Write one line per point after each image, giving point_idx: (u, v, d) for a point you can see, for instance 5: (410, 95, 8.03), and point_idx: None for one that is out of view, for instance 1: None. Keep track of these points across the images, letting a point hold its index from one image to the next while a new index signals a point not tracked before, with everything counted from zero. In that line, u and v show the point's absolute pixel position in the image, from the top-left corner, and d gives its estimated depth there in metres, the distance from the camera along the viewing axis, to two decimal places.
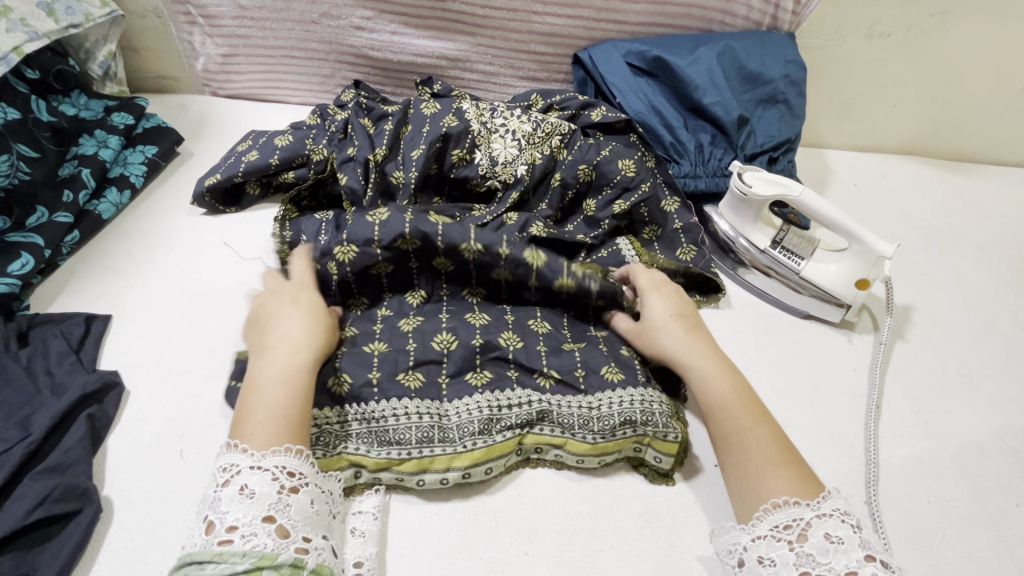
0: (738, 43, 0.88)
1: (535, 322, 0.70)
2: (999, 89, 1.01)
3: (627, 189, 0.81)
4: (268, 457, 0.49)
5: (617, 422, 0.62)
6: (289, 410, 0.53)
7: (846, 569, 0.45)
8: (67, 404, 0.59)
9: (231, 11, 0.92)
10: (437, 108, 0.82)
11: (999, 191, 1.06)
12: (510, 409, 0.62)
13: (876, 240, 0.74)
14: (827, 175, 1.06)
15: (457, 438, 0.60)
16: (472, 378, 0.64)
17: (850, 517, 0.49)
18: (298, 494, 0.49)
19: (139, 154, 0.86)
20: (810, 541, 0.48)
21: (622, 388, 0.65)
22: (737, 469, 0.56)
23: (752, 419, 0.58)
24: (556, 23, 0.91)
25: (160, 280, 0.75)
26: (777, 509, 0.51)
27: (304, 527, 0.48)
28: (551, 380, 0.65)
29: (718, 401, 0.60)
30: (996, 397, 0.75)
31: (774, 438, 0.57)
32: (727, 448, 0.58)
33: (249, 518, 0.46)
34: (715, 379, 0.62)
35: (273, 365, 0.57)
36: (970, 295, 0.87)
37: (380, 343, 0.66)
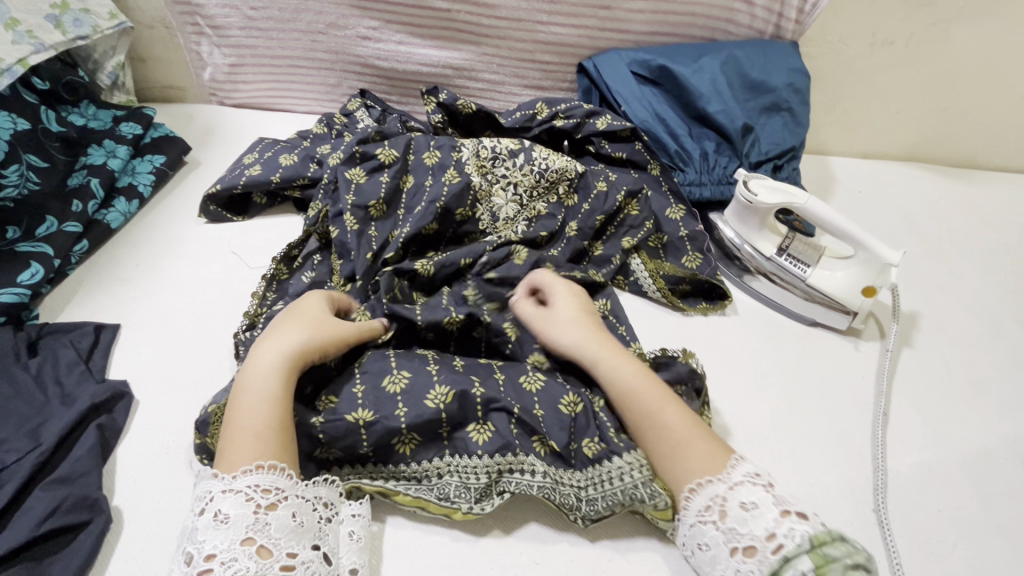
0: (741, 51, 0.89)
1: (528, 380, 0.64)
2: (1001, 96, 1.01)
3: (632, 228, 0.81)
4: (238, 478, 0.50)
5: (604, 505, 0.57)
6: (259, 424, 0.53)
7: (766, 531, 0.49)
8: (77, 415, 0.59)
9: (239, 21, 0.93)
10: (439, 157, 0.78)
11: (1002, 197, 1.06)
12: (512, 474, 0.59)
13: (881, 247, 0.74)
14: (831, 182, 1.06)
15: (455, 494, 0.58)
16: (473, 434, 0.60)
17: (757, 478, 0.53)
18: (277, 509, 0.49)
19: (147, 164, 0.86)
20: (730, 516, 0.51)
21: (600, 463, 0.60)
22: (660, 459, 0.58)
23: (658, 403, 0.59)
24: (561, 32, 0.92)
25: (168, 289, 0.75)
26: (699, 492, 0.54)
27: (288, 542, 0.48)
28: (548, 448, 0.61)
29: (622, 385, 0.61)
30: (1003, 403, 0.75)
31: (683, 410, 0.59)
32: (645, 437, 0.59)
33: (226, 544, 0.46)
34: (622, 366, 0.62)
35: (256, 379, 0.56)
36: (976, 301, 0.87)
37: (365, 411, 0.59)
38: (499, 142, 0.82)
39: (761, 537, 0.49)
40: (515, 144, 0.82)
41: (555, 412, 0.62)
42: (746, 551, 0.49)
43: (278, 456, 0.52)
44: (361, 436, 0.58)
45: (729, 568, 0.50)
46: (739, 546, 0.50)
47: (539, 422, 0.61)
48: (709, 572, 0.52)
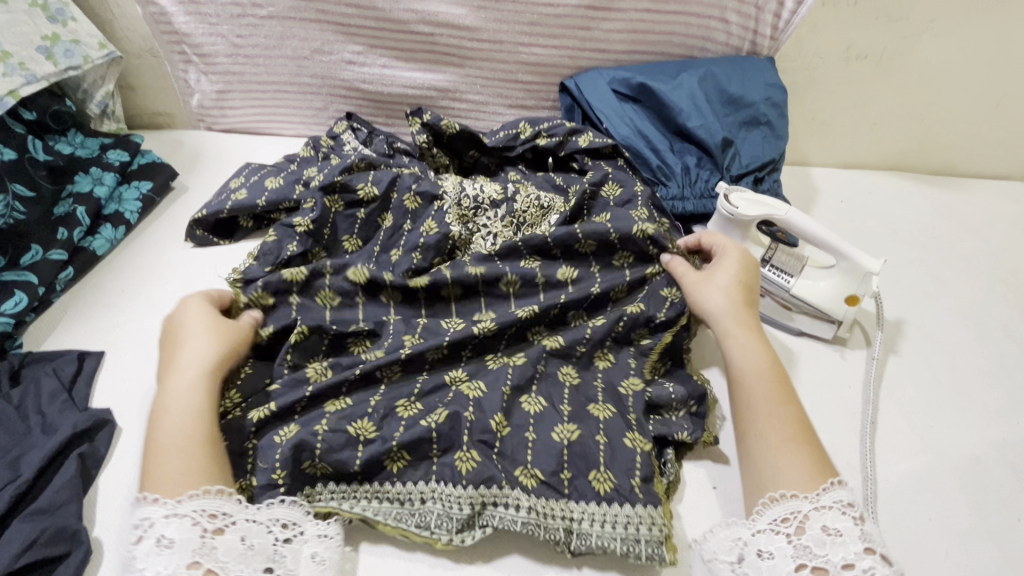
0: (719, 68, 0.91)
1: (529, 402, 0.65)
2: (977, 104, 1.03)
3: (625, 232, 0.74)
4: (183, 504, 0.51)
5: (594, 547, 0.57)
6: (188, 440, 0.56)
7: (844, 561, 0.50)
8: (57, 445, 0.59)
9: (225, 49, 0.94)
10: (418, 203, 0.79)
11: (982, 204, 1.08)
12: (495, 508, 0.59)
13: (861, 256, 0.75)
14: (813, 192, 1.08)
15: (435, 525, 0.58)
16: (456, 463, 0.60)
17: (849, 508, 0.52)
18: (224, 534, 0.51)
19: (134, 191, 0.87)
20: (808, 533, 0.52)
21: (608, 503, 0.59)
22: (761, 438, 0.60)
23: (783, 397, 0.63)
24: (542, 53, 0.94)
25: (153, 314, 0.75)
26: (777, 503, 0.55)
27: (235, 565, 0.50)
28: (536, 480, 0.60)
29: (749, 371, 0.64)
30: (992, 408, 0.75)
31: (799, 418, 0.61)
32: (755, 415, 0.62)
33: (170, 569, 0.48)
34: (754, 351, 0.66)
35: (180, 394, 0.58)
36: (960, 307, 0.89)
37: (366, 424, 0.61)
38: (482, 191, 0.83)
39: (836, 563, 0.50)
40: (499, 194, 0.83)
41: (548, 438, 0.62)
42: (815, 569, 0.50)
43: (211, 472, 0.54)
44: (354, 450, 0.60)
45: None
46: (810, 563, 0.51)
47: (524, 454, 0.61)
48: None
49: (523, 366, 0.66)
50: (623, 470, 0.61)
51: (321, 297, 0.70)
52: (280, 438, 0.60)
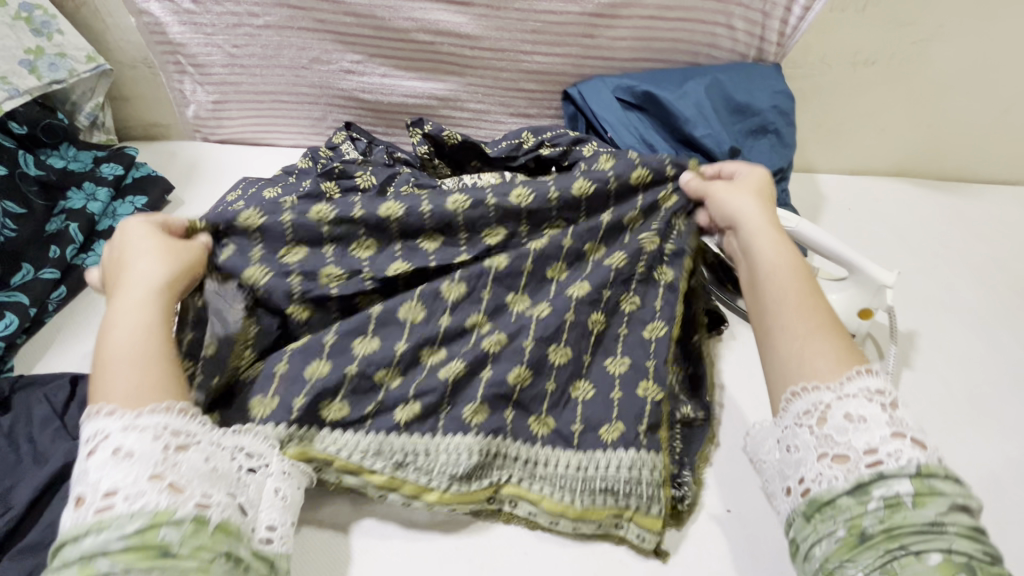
0: (725, 76, 0.89)
1: (557, 352, 0.66)
2: (985, 110, 1.02)
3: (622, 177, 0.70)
4: (142, 416, 0.47)
5: (597, 488, 0.62)
6: (141, 353, 0.51)
7: (869, 445, 0.48)
8: (49, 476, 0.56)
9: (221, 59, 0.92)
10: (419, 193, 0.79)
11: (990, 211, 1.07)
12: (501, 459, 0.63)
13: (875, 269, 0.73)
14: (820, 200, 1.06)
15: (434, 474, 0.60)
16: (469, 416, 0.62)
17: (877, 395, 0.50)
18: (188, 452, 0.47)
19: (128, 206, 0.84)
20: (830, 423, 0.50)
21: (615, 449, 0.63)
22: (785, 331, 0.57)
23: (809, 287, 0.59)
24: (544, 61, 0.92)
25: None
26: (805, 395, 0.52)
27: (201, 484, 0.46)
28: (546, 428, 0.65)
29: (770, 261, 0.61)
30: (1006, 423, 0.74)
31: (828, 309, 0.57)
32: (779, 308, 0.58)
33: (130, 479, 0.43)
34: (779, 246, 0.62)
35: (129, 311, 0.53)
36: (969, 318, 0.88)
37: (393, 372, 0.63)
38: (481, 178, 0.86)
39: (860, 448, 0.48)
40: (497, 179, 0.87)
41: (566, 393, 0.66)
42: (836, 458, 0.49)
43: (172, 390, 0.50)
44: (375, 395, 0.62)
45: (813, 471, 0.50)
46: (831, 453, 0.49)
47: (541, 406, 0.65)
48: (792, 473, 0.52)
49: (548, 316, 0.66)
50: (632, 415, 0.65)
51: (314, 218, 0.65)
52: (308, 373, 0.61)
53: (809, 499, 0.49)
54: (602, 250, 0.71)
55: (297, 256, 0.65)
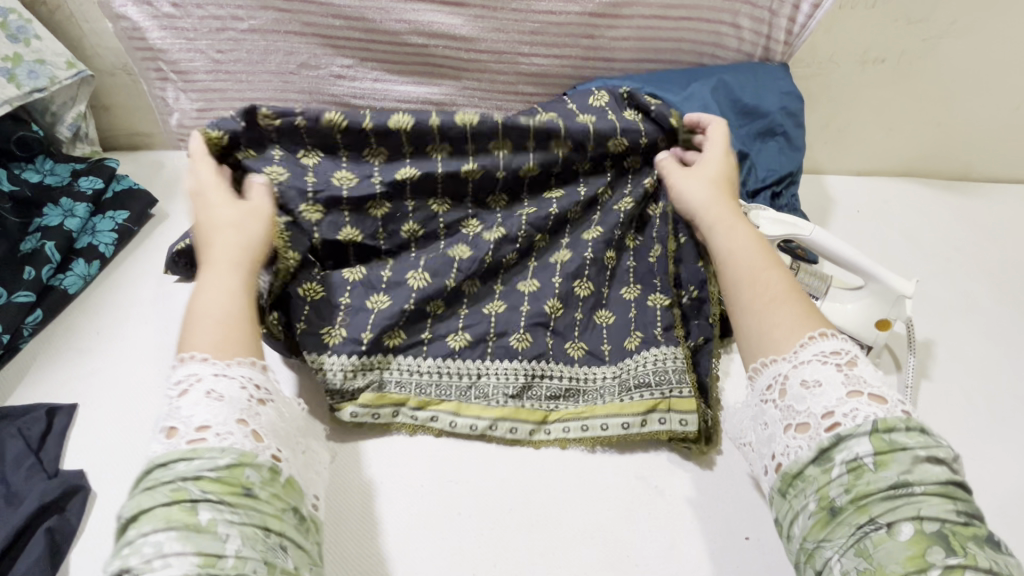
0: (731, 76, 0.86)
1: (580, 285, 0.72)
2: (995, 108, 1.00)
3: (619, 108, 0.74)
4: (232, 366, 0.50)
5: (633, 384, 0.68)
6: (221, 313, 0.54)
7: (824, 408, 0.48)
8: (23, 520, 0.53)
9: (204, 66, 0.87)
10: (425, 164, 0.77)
11: (1000, 212, 1.05)
12: (543, 379, 0.69)
13: (893, 278, 0.70)
14: (829, 202, 1.03)
15: (492, 392, 0.68)
16: (516, 342, 0.69)
17: (832, 356, 0.51)
18: (266, 406, 0.51)
19: (108, 221, 0.80)
20: (790, 394, 0.51)
21: (639, 355, 0.70)
22: (743, 310, 0.58)
23: (766, 263, 0.60)
24: (543, 63, 0.88)
25: (131, 359, 0.69)
26: (766, 368, 0.54)
27: (273, 444, 0.49)
28: (581, 351, 0.71)
29: (727, 243, 0.63)
30: None
31: (787, 281, 0.58)
32: (736, 289, 0.60)
33: (222, 418, 0.47)
34: (735, 230, 0.64)
35: (219, 278, 0.56)
36: (987, 322, 0.85)
37: (439, 304, 0.70)
38: None
39: (818, 414, 0.48)
40: None
41: (592, 325, 0.72)
42: (799, 428, 0.50)
43: (252, 345, 0.53)
44: (426, 322, 0.69)
45: (782, 445, 0.50)
46: (794, 423, 0.50)
47: (573, 331, 0.71)
48: (765, 449, 0.53)
49: (571, 258, 0.72)
50: (645, 323, 0.72)
51: (326, 126, 0.66)
52: (371, 302, 0.68)
53: (782, 473, 0.50)
54: (591, 168, 0.75)
55: (314, 157, 0.67)
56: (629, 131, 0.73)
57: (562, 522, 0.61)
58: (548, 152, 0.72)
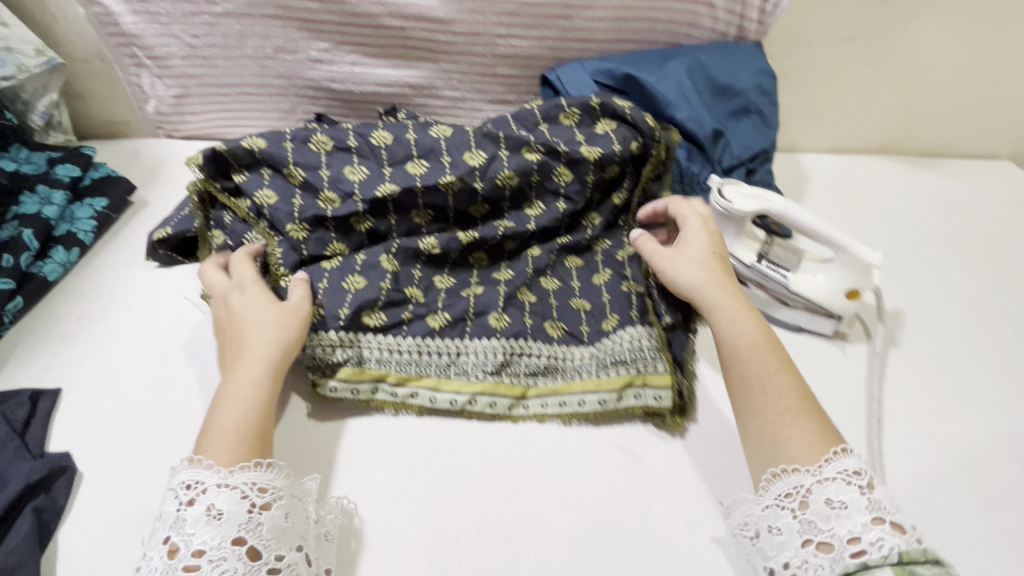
0: (706, 55, 0.87)
1: (547, 280, 0.77)
2: (963, 84, 1.02)
3: (589, 122, 0.79)
4: (235, 474, 0.51)
5: (610, 361, 0.70)
6: (242, 426, 0.55)
7: (850, 533, 0.49)
8: (10, 498, 0.53)
9: (180, 51, 0.87)
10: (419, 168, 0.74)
11: (969, 187, 1.08)
12: (521, 356, 0.70)
13: (862, 249, 0.72)
14: (804, 180, 1.05)
15: (471, 369, 0.69)
16: (494, 322, 0.72)
17: (854, 477, 0.52)
18: (270, 510, 0.52)
19: (86, 209, 0.80)
20: (812, 507, 0.52)
21: (614, 334, 0.72)
22: (756, 414, 0.59)
23: (776, 364, 0.61)
24: (521, 45, 0.89)
25: (115, 344, 0.69)
26: (780, 478, 0.54)
27: (277, 545, 0.50)
28: (560, 330, 0.73)
29: (742, 338, 0.63)
30: (995, 400, 0.74)
31: (796, 385, 0.60)
32: (748, 388, 0.61)
33: (217, 541, 0.48)
34: (741, 320, 0.64)
35: (241, 383, 0.58)
36: (956, 293, 0.88)
37: (417, 290, 0.72)
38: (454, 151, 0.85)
39: (842, 537, 0.49)
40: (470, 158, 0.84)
41: (569, 306, 0.75)
42: (821, 546, 0.50)
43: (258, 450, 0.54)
44: (407, 306, 0.71)
45: (797, 557, 0.51)
46: (815, 539, 0.51)
47: (551, 311, 0.74)
48: (774, 555, 0.53)
49: (540, 255, 0.78)
50: (621, 305, 0.75)
51: (313, 146, 0.73)
52: (348, 284, 0.69)
53: None
54: (570, 176, 0.77)
55: (299, 176, 0.72)
56: (600, 142, 0.77)
57: (545, 491, 0.62)
58: (524, 161, 0.75)
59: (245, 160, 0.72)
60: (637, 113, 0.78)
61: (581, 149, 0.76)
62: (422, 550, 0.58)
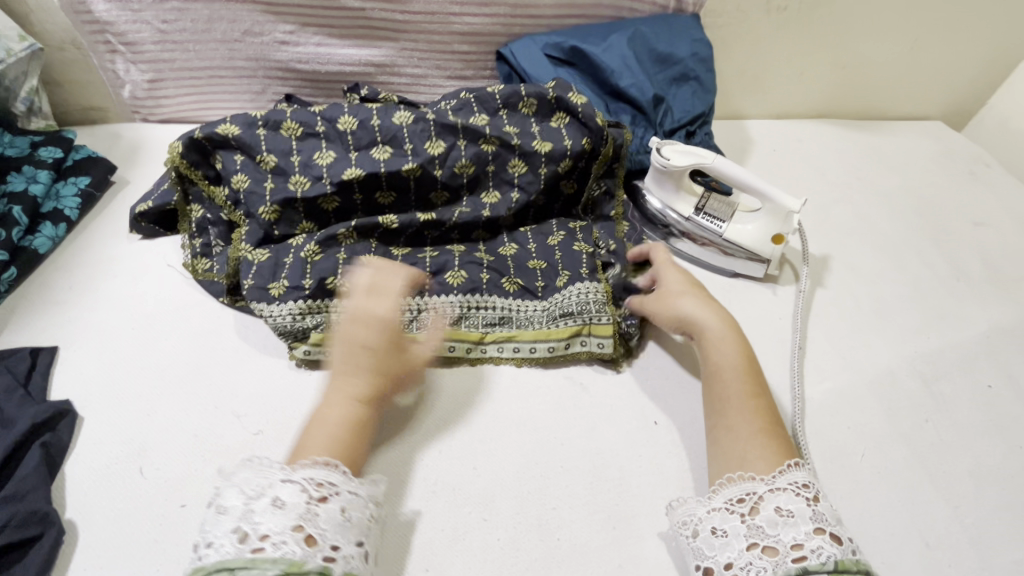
0: (646, 27, 0.94)
1: (505, 248, 0.83)
2: (888, 49, 1.11)
3: (546, 116, 0.84)
4: (297, 471, 0.55)
5: (560, 313, 0.76)
6: (333, 441, 0.60)
7: (795, 540, 0.52)
8: (18, 436, 0.60)
9: (152, 36, 0.92)
10: (387, 153, 0.79)
11: (899, 144, 1.17)
12: (479, 309, 0.77)
13: (782, 196, 0.80)
14: (747, 143, 1.13)
15: (431, 323, 0.76)
16: (450, 278, 0.78)
17: (803, 490, 0.56)
18: (326, 503, 0.54)
19: (71, 187, 0.86)
20: (762, 513, 0.55)
21: (567, 290, 0.78)
22: (730, 433, 0.63)
23: (751, 390, 0.65)
24: (475, 22, 0.95)
25: (106, 307, 0.75)
26: (734, 484, 0.58)
27: (334, 535, 0.52)
28: (516, 285, 0.79)
29: (725, 364, 0.67)
30: (906, 328, 0.83)
31: (767, 412, 0.64)
32: (726, 410, 0.65)
33: (280, 527, 0.51)
34: (726, 346, 0.68)
35: (334, 399, 0.64)
36: (882, 238, 0.96)
37: (374, 256, 0.78)
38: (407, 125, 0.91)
39: (787, 543, 0.52)
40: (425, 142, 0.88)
41: (526, 265, 0.81)
42: (766, 549, 0.52)
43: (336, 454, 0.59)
44: None
45: (742, 558, 0.53)
46: (761, 543, 0.53)
47: (508, 268, 0.80)
48: (712, 556, 0.55)
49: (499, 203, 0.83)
50: (574, 262, 0.81)
51: (283, 132, 0.78)
52: (307, 257, 0.75)
53: None
54: (524, 166, 0.83)
55: (272, 162, 0.77)
56: (552, 136, 0.84)
57: (500, 416, 0.70)
58: (480, 150, 0.81)
59: (220, 144, 0.77)
60: (588, 112, 0.83)
61: (533, 142, 0.83)
62: (392, 470, 0.65)
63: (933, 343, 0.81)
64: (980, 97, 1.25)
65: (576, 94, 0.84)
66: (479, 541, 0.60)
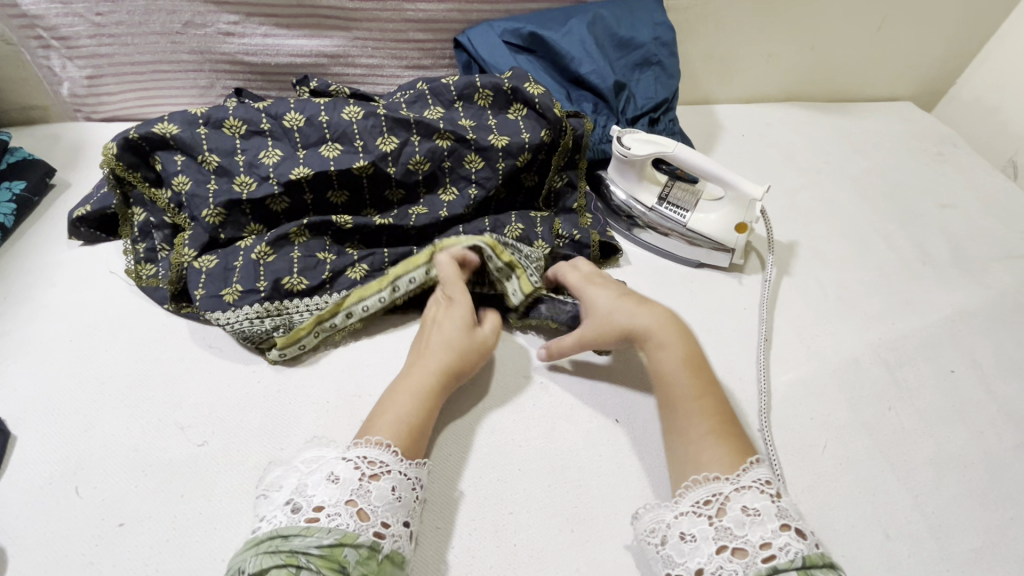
0: (607, 11, 0.91)
1: None
2: (855, 29, 1.09)
3: (503, 107, 0.81)
4: (353, 450, 0.55)
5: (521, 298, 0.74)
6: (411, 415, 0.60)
7: (761, 540, 0.51)
8: None
9: (86, 30, 0.87)
10: (337, 150, 0.76)
11: (867, 126, 1.16)
12: None
13: (745, 184, 0.78)
14: (716, 128, 1.11)
15: None
16: None
17: (766, 486, 0.54)
18: (379, 480, 0.54)
19: (5, 192, 0.81)
20: (729, 514, 0.53)
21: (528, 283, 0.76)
22: (681, 438, 0.61)
23: (698, 390, 0.63)
24: (429, 9, 0.91)
25: (42, 318, 0.72)
26: (699, 485, 0.56)
27: (384, 511, 0.52)
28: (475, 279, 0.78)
29: (668, 372, 0.64)
30: (870, 314, 0.82)
31: (716, 411, 0.62)
32: (675, 415, 0.63)
33: (333, 500, 0.51)
34: (664, 352, 0.65)
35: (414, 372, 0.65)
36: (849, 223, 0.95)
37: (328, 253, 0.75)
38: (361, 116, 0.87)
39: (755, 543, 0.51)
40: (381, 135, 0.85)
41: None
42: (735, 551, 0.51)
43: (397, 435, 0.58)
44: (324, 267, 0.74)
45: (712, 563, 0.51)
46: (730, 545, 0.51)
47: None
48: (682, 562, 0.53)
49: (457, 199, 0.81)
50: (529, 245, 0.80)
51: (226, 130, 0.75)
52: (260, 258, 0.72)
53: None
54: (480, 161, 0.80)
55: (214, 162, 0.74)
56: (508, 129, 0.80)
57: (456, 420, 0.68)
58: (435, 145, 0.78)
59: (159, 145, 0.74)
60: (545, 102, 0.80)
61: (489, 137, 0.79)
62: None
63: (898, 329, 0.80)
64: (949, 77, 1.24)
65: (533, 84, 0.81)
66: (435, 550, 0.58)
